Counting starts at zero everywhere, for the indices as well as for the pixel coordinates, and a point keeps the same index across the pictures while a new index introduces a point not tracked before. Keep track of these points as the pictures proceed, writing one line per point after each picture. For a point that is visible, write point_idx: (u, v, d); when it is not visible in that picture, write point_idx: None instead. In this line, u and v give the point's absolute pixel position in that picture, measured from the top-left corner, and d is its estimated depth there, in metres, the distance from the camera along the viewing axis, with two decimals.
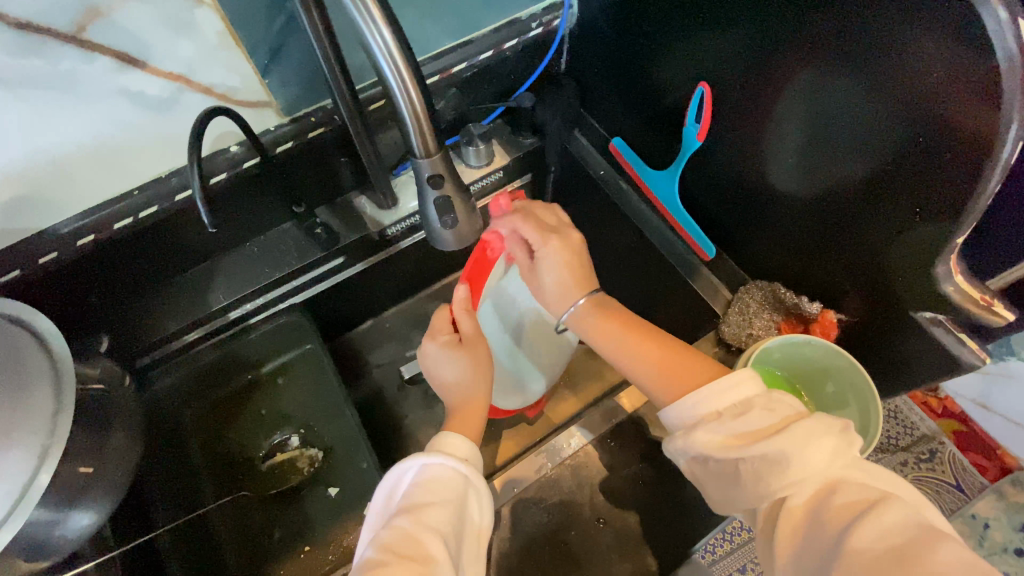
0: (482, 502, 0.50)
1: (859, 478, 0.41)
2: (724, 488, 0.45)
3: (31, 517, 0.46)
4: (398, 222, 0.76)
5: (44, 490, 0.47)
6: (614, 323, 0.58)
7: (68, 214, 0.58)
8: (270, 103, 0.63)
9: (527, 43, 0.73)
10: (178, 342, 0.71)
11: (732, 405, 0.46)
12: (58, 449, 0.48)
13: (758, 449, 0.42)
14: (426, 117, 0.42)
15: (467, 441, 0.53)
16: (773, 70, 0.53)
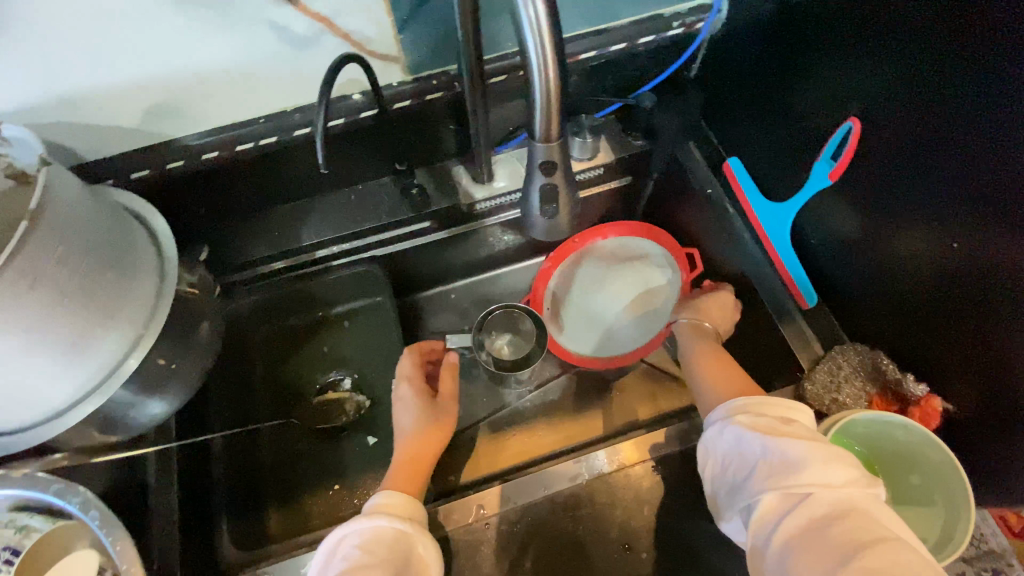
0: (432, 557, 0.51)
1: (872, 514, 0.42)
2: (735, 485, 0.48)
3: (119, 389, 0.52)
4: (489, 198, 0.75)
5: (131, 372, 0.52)
6: (700, 349, 0.65)
7: (202, 127, 0.62)
8: (398, 59, 0.63)
9: (663, 42, 0.70)
10: (264, 269, 0.74)
11: (777, 414, 0.50)
12: (144, 347, 0.52)
13: (787, 445, 0.46)
14: (557, 103, 0.41)
15: (406, 496, 0.54)
16: (947, 130, 0.47)
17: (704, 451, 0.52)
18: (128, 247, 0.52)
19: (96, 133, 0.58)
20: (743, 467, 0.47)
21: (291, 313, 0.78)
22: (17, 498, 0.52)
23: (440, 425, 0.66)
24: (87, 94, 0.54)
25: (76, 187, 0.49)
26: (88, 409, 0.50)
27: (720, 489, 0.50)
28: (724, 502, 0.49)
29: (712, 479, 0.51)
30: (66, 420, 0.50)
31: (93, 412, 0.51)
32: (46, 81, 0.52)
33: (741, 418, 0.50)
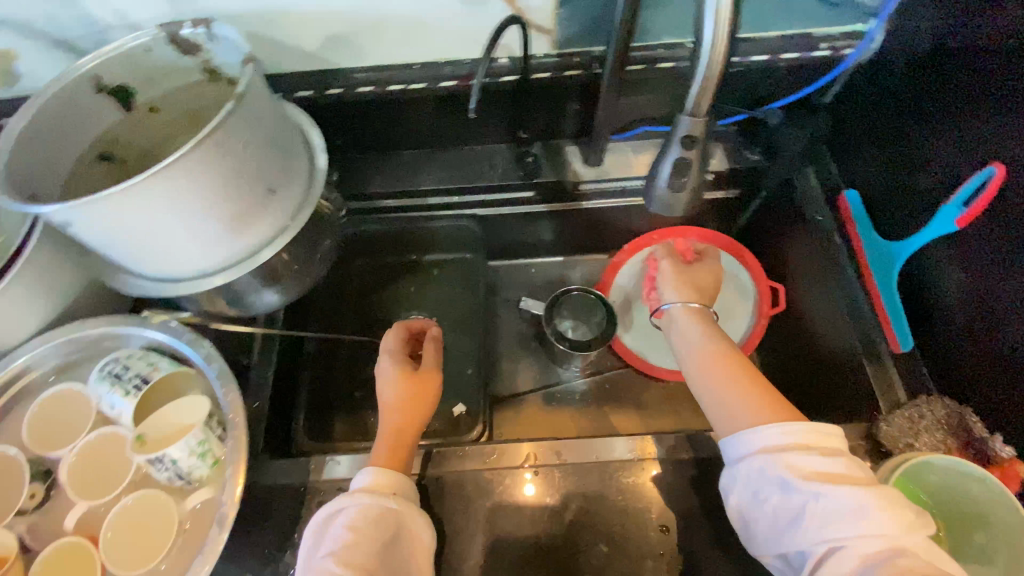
0: (422, 532, 0.52)
1: (928, 556, 0.41)
2: (781, 520, 0.46)
3: (249, 272, 0.59)
4: (597, 182, 0.78)
5: (263, 261, 0.59)
6: (699, 334, 0.59)
7: (366, 63, 0.69)
8: (550, 31, 0.65)
9: (807, 62, 0.70)
10: (379, 204, 0.80)
11: (821, 442, 0.47)
12: (279, 242, 0.59)
13: (842, 491, 0.44)
14: (716, 81, 0.42)
15: (390, 472, 0.54)
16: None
17: (737, 490, 0.49)
18: (292, 154, 0.59)
19: (279, 47, 0.67)
20: (791, 505, 0.45)
21: (390, 251, 0.87)
22: (153, 341, 0.60)
23: (423, 396, 0.59)
24: (287, 13, 0.62)
25: (264, 92, 0.55)
26: (221, 283, 0.58)
27: (758, 528, 0.48)
28: (766, 536, 0.47)
29: (747, 511, 0.48)
30: (206, 284, 0.58)
31: (223, 284, 0.59)
32: None
33: (788, 455, 0.47)
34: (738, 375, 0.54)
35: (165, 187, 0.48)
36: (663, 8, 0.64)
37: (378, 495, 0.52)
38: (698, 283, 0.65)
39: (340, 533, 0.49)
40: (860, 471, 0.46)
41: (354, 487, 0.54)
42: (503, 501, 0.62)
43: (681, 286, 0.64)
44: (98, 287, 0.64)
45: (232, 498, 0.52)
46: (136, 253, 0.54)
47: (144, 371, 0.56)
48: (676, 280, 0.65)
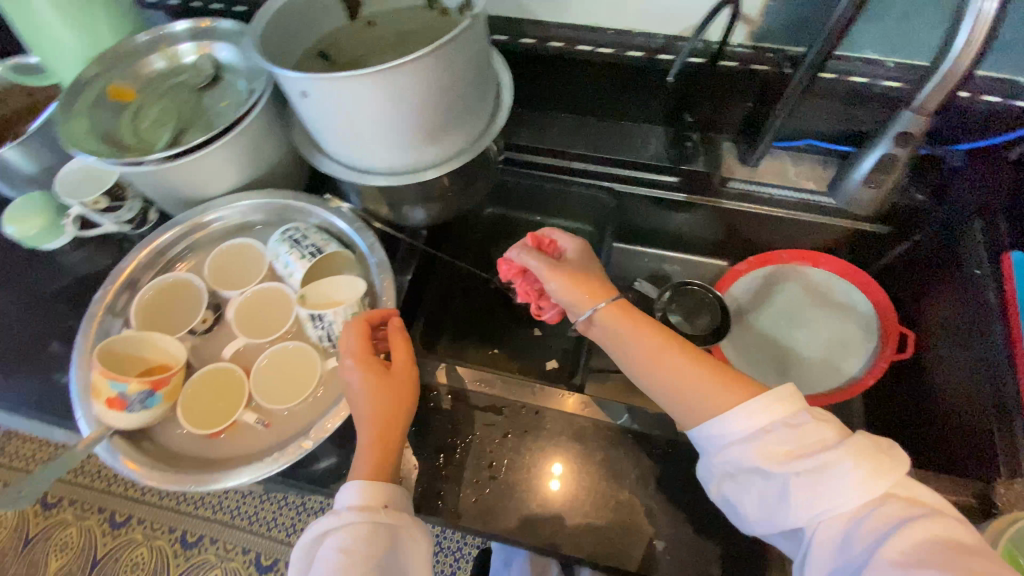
0: (421, 550, 0.50)
1: (906, 500, 0.45)
2: (769, 502, 0.47)
3: (413, 180, 0.66)
4: (745, 181, 0.77)
5: (429, 176, 0.66)
6: (631, 330, 0.58)
7: (563, 19, 0.70)
8: (752, 21, 0.65)
9: (1006, 108, 0.70)
10: (521, 154, 0.80)
11: (787, 417, 0.49)
12: (449, 165, 0.65)
13: (817, 459, 0.46)
14: None
15: (378, 483, 0.50)
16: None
17: (724, 482, 0.50)
18: (485, 89, 0.62)
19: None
20: (773, 485, 0.47)
21: (519, 206, 0.90)
22: (326, 222, 0.68)
23: (405, 384, 0.55)
24: None
25: (484, 28, 0.58)
26: (387, 181, 0.65)
27: (751, 512, 0.49)
28: (757, 517, 0.48)
29: (735, 497, 0.50)
30: (370, 178, 0.65)
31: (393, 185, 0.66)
32: None
33: (761, 438, 0.48)
34: (678, 358, 0.56)
35: (389, 82, 0.53)
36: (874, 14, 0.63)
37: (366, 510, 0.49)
38: (580, 269, 0.62)
39: (331, 556, 0.46)
40: (826, 429, 0.48)
41: (338, 505, 0.50)
42: (595, 449, 0.65)
43: (572, 290, 0.60)
44: (288, 166, 0.74)
45: None
46: (332, 131, 0.60)
47: (318, 243, 0.63)
48: (566, 284, 0.60)
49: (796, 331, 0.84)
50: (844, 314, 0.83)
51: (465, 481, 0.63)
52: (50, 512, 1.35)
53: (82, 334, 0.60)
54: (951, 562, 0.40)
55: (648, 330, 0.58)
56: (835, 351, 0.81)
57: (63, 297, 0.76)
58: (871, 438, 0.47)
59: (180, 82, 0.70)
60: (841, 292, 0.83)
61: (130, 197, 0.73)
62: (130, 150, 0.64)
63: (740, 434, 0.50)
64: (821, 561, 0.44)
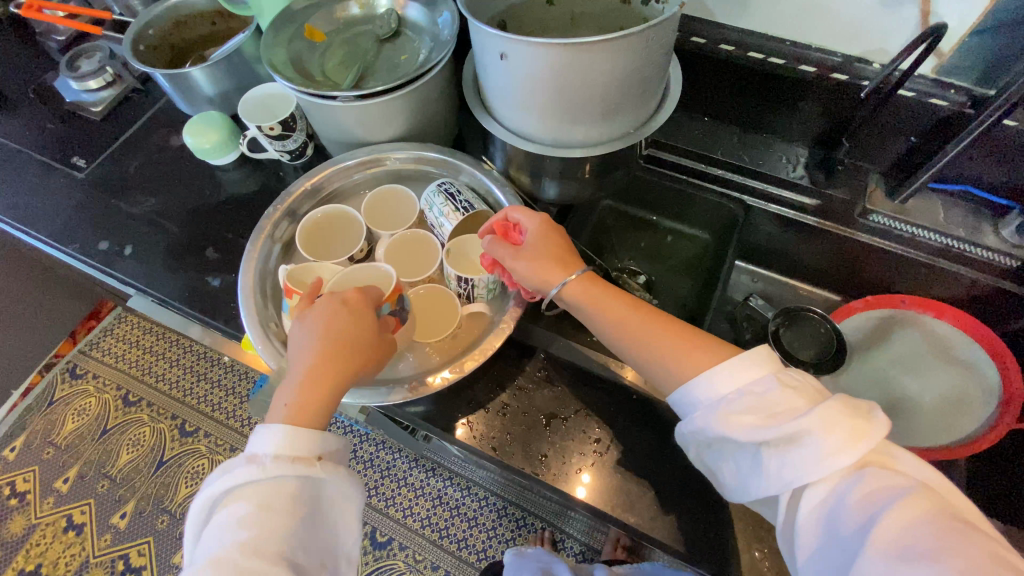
0: (335, 502, 0.50)
1: (889, 470, 0.43)
2: (745, 471, 0.47)
3: (556, 155, 0.68)
4: (888, 216, 0.75)
5: (573, 155, 0.68)
6: (597, 301, 0.57)
7: (740, 24, 0.72)
8: (941, 55, 0.64)
9: None
10: (663, 155, 0.83)
11: (754, 380, 0.48)
12: (612, 146, 0.68)
13: (783, 422, 0.44)
14: None
15: (301, 430, 0.49)
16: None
17: (700, 448, 0.51)
18: (657, 80, 0.63)
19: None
20: (745, 453, 0.46)
21: (641, 202, 0.92)
22: (477, 183, 0.72)
23: (357, 337, 0.55)
24: None
25: (674, 20, 0.58)
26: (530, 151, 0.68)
27: (729, 477, 0.49)
28: (737, 485, 0.48)
29: (720, 465, 0.49)
30: (527, 145, 0.68)
31: (556, 156, 0.68)
32: None
33: (733, 406, 0.47)
34: (645, 324, 0.56)
35: (581, 56, 0.55)
36: None
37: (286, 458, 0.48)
38: (550, 248, 0.60)
39: (246, 514, 0.45)
40: (796, 394, 0.46)
41: (253, 450, 0.48)
42: None
43: (536, 270, 0.59)
44: (445, 124, 0.77)
45: (509, 322, 0.62)
46: (512, 95, 0.63)
47: (472, 198, 0.67)
48: (530, 270, 0.59)
49: (905, 380, 0.82)
50: (964, 374, 0.79)
51: (565, 448, 0.65)
52: (129, 408, 1.45)
53: (251, 244, 0.67)
54: (941, 546, 0.38)
55: (621, 304, 0.57)
56: (946, 409, 0.78)
57: (218, 210, 0.82)
58: (846, 401, 0.44)
59: (366, 31, 0.75)
60: (965, 350, 0.79)
61: (298, 129, 0.78)
62: (319, 84, 0.69)
63: (711, 400, 0.49)
64: (809, 539, 0.43)
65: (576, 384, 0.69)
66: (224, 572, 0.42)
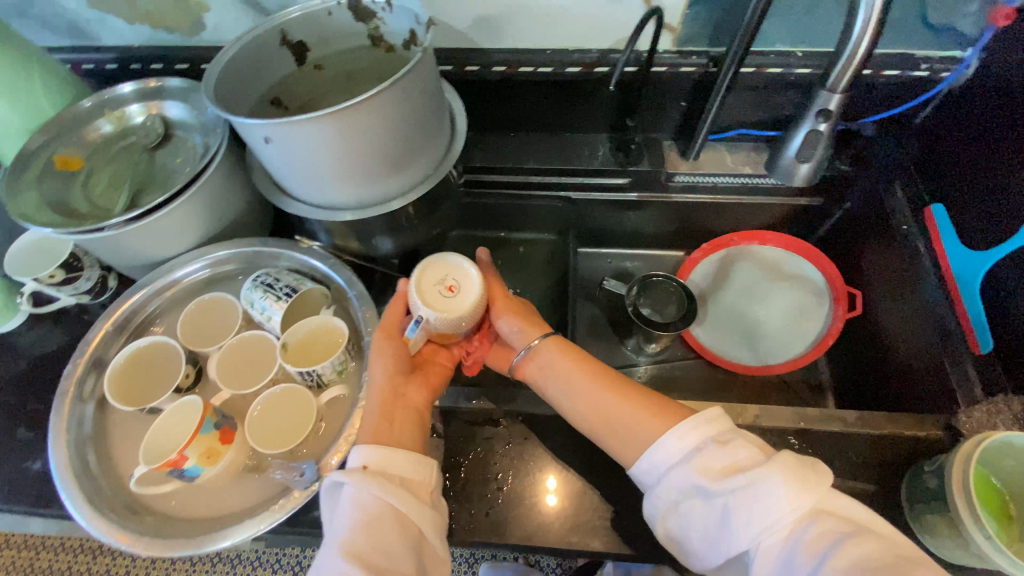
0: (428, 516, 0.50)
1: (833, 514, 0.46)
2: (710, 526, 0.49)
3: (378, 213, 0.67)
4: (690, 176, 0.84)
5: (396, 207, 0.67)
6: (575, 367, 0.62)
7: (503, 45, 0.75)
8: (674, 31, 0.71)
9: (905, 80, 0.75)
10: (486, 177, 0.86)
11: (718, 433, 0.52)
12: (419, 189, 0.67)
13: (750, 474, 0.48)
14: (875, 21, 0.53)
15: (375, 451, 0.51)
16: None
17: (668, 513, 0.52)
18: (439, 115, 0.65)
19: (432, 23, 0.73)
20: (712, 507, 0.49)
21: (487, 225, 0.96)
22: (302, 263, 0.68)
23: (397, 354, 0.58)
24: None
25: (428, 63, 0.60)
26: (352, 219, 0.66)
27: (695, 535, 0.50)
28: (705, 543, 0.50)
29: (684, 527, 0.51)
30: (344, 215, 0.66)
31: (368, 216, 0.67)
32: None
33: (701, 456, 0.51)
34: (623, 396, 0.58)
35: (351, 121, 0.54)
36: (779, 19, 0.69)
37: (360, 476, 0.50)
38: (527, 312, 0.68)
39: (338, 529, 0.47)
40: (754, 450, 0.51)
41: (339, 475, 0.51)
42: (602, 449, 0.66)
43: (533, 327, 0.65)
44: (251, 214, 0.73)
45: (366, 398, 0.58)
46: (300, 175, 0.61)
47: (292, 283, 0.63)
48: (523, 323, 0.66)
49: (755, 308, 0.91)
50: (795, 283, 0.89)
51: (472, 495, 0.64)
52: None
53: (55, 416, 0.58)
54: None
55: (599, 370, 0.61)
56: (791, 324, 0.88)
57: (23, 380, 0.71)
58: (796, 456, 0.50)
59: (130, 144, 0.69)
60: (790, 265, 0.89)
61: (87, 265, 0.71)
62: (86, 218, 0.62)
63: (678, 457, 0.52)
64: None
65: (463, 425, 0.68)
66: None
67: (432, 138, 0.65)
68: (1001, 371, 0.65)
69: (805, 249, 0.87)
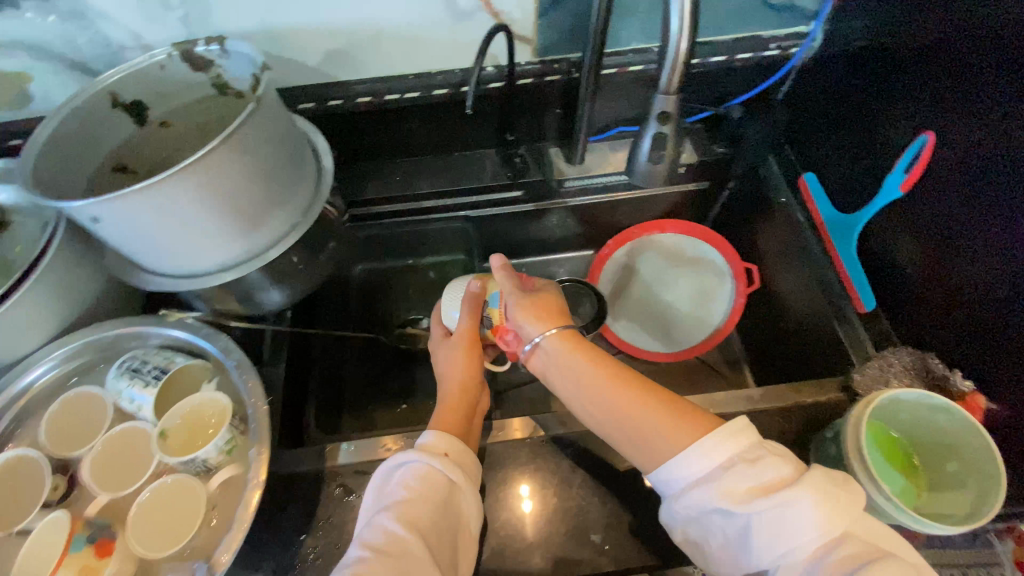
0: (473, 500, 0.55)
1: (862, 534, 0.45)
2: (731, 542, 0.48)
3: (250, 271, 0.62)
4: (580, 179, 0.84)
5: (268, 261, 0.62)
6: (580, 361, 0.58)
7: (363, 76, 0.73)
8: (530, 41, 0.72)
9: (759, 61, 0.79)
10: (376, 209, 0.82)
11: (747, 450, 0.49)
12: (286, 243, 0.63)
13: (782, 496, 0.46)
14: (681, 61, 0.47)
15: (447, 435, 0.58)
16: (1017, 154, 0.52)
17: (687, 525, 0.50)
18: (300, 160, 0.62)
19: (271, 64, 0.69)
20: (735, 525, 0.47)
21: (392, 255, 0.90)
22: (172, 337, 0.63)
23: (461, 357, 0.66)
24: (289, 31, 0.66)
25: (277, 111, 0.58)
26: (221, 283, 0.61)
27: (713, 546, 0.49)
28: (724, 555, 0.49)
29: (704, 539, 0.50)
30: (213, 280, 0.61)
31: (236, 279, 0.62)
32: (257, 14, 0.64)
33: (727, 474, 0.48)
34: (637, 400, 0.55)
35: (192, 183, 0.51)
36: (627, 19, 0.71)
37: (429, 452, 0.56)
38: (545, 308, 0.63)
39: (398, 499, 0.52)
40: (785, 467, 0.49)
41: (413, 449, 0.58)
42: (523, 474, 0.64)
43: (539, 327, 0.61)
44: (113, 292, 0.67)
45: (256, 477, 0.53)
46: (152, 246, 0.56)
47: (160, 365, 0.60)
48: (528, 318, 0.62)
49: (664, 297, 0.93)
50: (698, 267, 0.91)
51: None
52: None
53: None
54: None
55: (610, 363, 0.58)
56: (698, 307, 0.91)
57: None
58: (829, 472, 0.48)
59: None
60: (692, 250, 0.91)
61: None
62: None
63: (702, 476, 0.49)
64: None
65: None
66: (380, 539, 0.49)
67: (296, 186, 0.62)
68: (888, 324, 0.69)
69: (703, 233, 0.89)
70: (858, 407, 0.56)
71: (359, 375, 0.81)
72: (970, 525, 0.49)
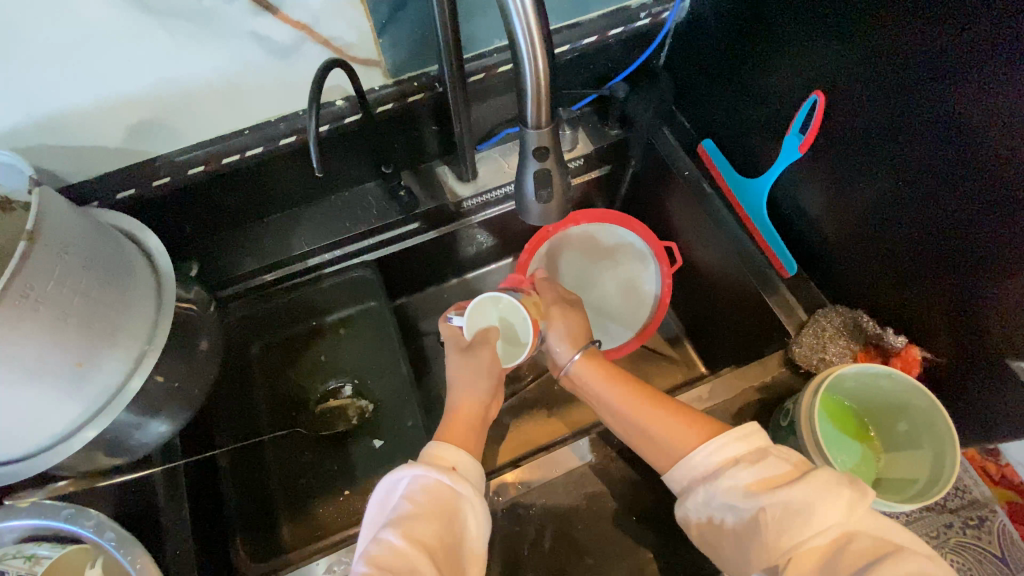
0: (482, 520, 0.48)
1: (870, 529, 0.42)
2: (740, 536, 0.44)
3: (117, 419, 0.51)
4: (476, 196, 0.76)
5: (131, 399, 0.51)
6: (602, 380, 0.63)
7: (186, 143, 0.61)
8: (379, 63, 0.62)
9: (632, 32, 0.73)
10: (256, 281, 0.71)
11: (749, 451, 0.47)
12: (147, 371, 0.51)
13: (783, 494, 0.43)
14: (546, 90, 0.44)
15: (451, 446, 0.51)
16: (914, 102, 0.50)
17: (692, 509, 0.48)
18: (128, 272, 0.51)
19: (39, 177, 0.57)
20: (740, 520, 0.44)
21: (288, 323, 0.75)
22: (30, 527, 0.51)
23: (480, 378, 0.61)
24: (71, 115, 0.53)
25: (72, 228, 0.46)
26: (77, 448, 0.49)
27: (727, 543, 0.46)
28: (736, 559, 0.45)
29: (720, 543, 0.47)
30: (72, 446, 0.49)
31: (96, 436, 0.50)
32: (19, 106, 0.50)
33: (728, 473, 0.47)
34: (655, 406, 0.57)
35: None
36: (480, 18, 0.63)
37: (437, 463, 0.49)
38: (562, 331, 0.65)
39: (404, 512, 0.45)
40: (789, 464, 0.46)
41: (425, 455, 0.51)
42: (492, 548, 0.58)
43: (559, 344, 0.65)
44: None
45: None
46: None
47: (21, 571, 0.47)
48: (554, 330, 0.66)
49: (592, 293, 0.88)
50: (619, 252, 0.87)
51: None
52: None
53: None
54: None
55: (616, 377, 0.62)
56: (627, 296, 0.87)
57: None
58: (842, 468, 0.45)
59: None
60: (606, 234, 0.86)
61: None
62: None
63: (709, 473, 0.48)
64: None
65: None
66: (386, 556, 0.42)
67: (136, 302, 0.51)
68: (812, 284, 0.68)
69: (609, 215, 0.85)
70: (808, 393, 0.55)
71: (287, 474, 0.71)
72: (933, 498, 0.50)
